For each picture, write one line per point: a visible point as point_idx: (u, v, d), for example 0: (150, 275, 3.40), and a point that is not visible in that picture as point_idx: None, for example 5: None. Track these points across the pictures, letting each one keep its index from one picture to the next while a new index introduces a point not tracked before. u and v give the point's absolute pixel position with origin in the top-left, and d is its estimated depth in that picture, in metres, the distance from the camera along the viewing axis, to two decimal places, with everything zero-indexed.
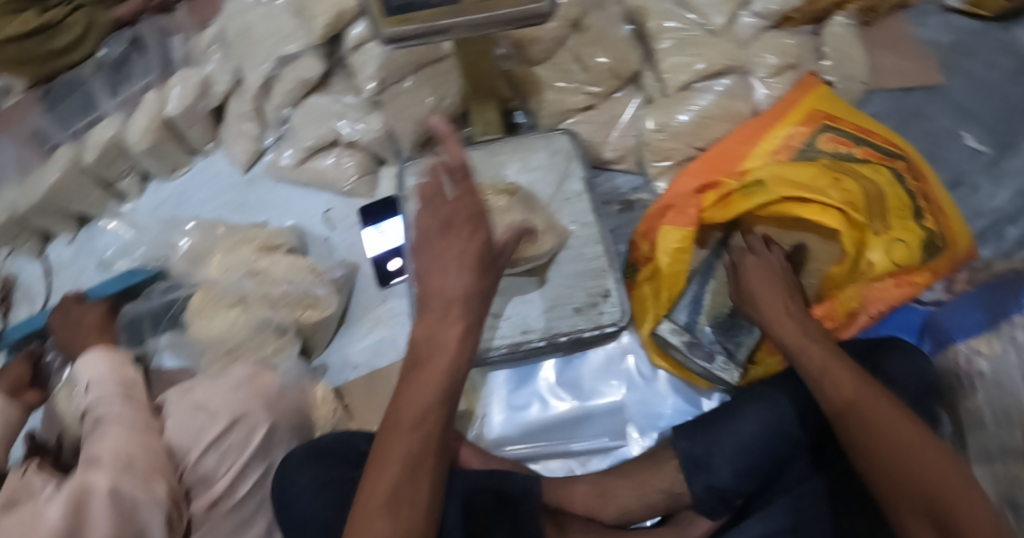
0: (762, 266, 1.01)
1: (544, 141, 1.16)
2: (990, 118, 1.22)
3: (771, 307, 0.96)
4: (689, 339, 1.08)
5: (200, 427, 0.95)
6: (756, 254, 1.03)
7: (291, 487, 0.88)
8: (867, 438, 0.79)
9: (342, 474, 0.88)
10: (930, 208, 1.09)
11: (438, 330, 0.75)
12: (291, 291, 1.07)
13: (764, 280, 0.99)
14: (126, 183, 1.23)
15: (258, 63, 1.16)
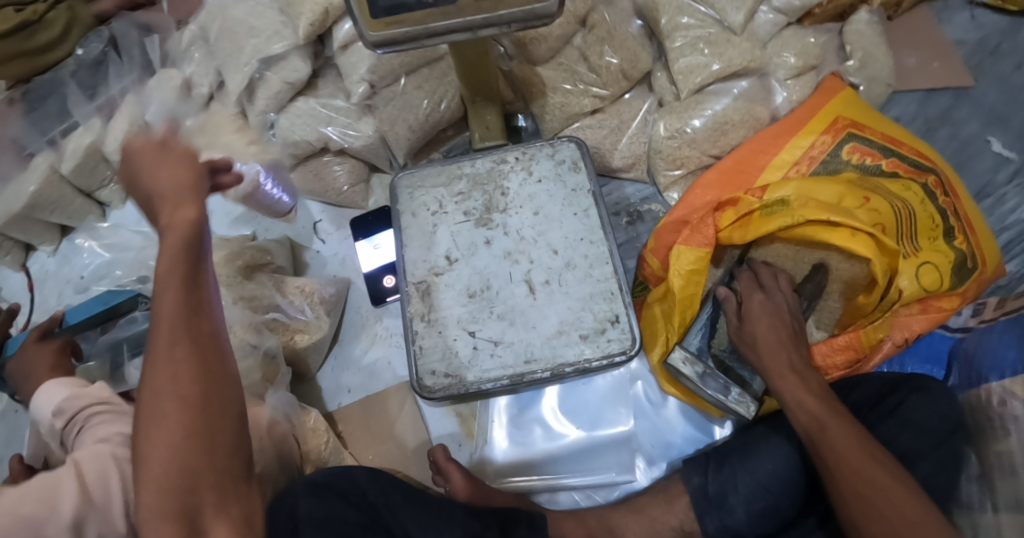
0: (765, 307, 0.96)
1: (549, 150, 1.07)
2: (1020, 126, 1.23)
3: (771, 351, 0.94)
4: (703, 369, 0.98)
5: None
6: (761, 292, 0.98)
7: None
8: (864, 507, 0.79)
9: (339, 511, 0.82)
10: (961, 226, 1.03)
11: (165, 275, 0.72)
12: (280, 319, 1.03)
13: (766, 321, 0.96)
14: (107, 192, 1.16)
15: (241, 64, 1.08)
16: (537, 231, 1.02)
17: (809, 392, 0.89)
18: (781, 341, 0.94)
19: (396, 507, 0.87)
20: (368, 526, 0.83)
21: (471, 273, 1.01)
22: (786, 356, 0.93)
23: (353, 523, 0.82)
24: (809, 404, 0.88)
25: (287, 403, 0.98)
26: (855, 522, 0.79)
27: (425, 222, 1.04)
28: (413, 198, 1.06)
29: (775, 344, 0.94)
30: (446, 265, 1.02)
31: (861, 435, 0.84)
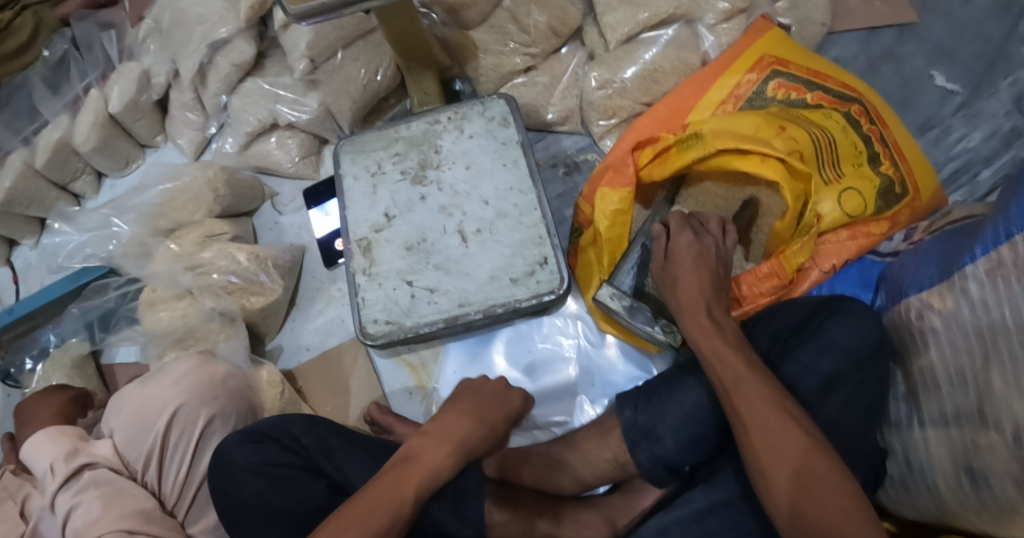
0: (692, 252, 0.95)
1: (480, 108, 1.12)
2: (967, 59, 1.20)
3: (690, 301, 0.92)
4: (630, 303, 1.00)
5: (143, 439, 0.94)
6: (691, 235, 0.96)
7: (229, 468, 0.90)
8: (773, 459, 0.78)
9: (276, 458, 0.90)
10: (886, 152, 1.04)
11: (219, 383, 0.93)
12: (234, 281, 1.07)
13: (690, 269, 0.94)
14: (81, 184, 1.28)
15: (190, 51, 1.15)
16: (470, 185, 1.08)
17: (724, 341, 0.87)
18: (702, 291, 0.92)
19: (332, 450, 0.92)
20: (305, 468, 0.90)
21: (408, 228, 1.07)
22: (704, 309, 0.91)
23: (289, 466, 0.89)
24: (723, 354, 0.86)
25: (243, 358, 1.05)
26: (764, 471, 0.78)
27: (365, 184, 1.10)
28: (355, 162, 1.11)
29: (695, 296, 0.92)
30: (385, 222, 1.08)
31: (772, 386, 0.82)
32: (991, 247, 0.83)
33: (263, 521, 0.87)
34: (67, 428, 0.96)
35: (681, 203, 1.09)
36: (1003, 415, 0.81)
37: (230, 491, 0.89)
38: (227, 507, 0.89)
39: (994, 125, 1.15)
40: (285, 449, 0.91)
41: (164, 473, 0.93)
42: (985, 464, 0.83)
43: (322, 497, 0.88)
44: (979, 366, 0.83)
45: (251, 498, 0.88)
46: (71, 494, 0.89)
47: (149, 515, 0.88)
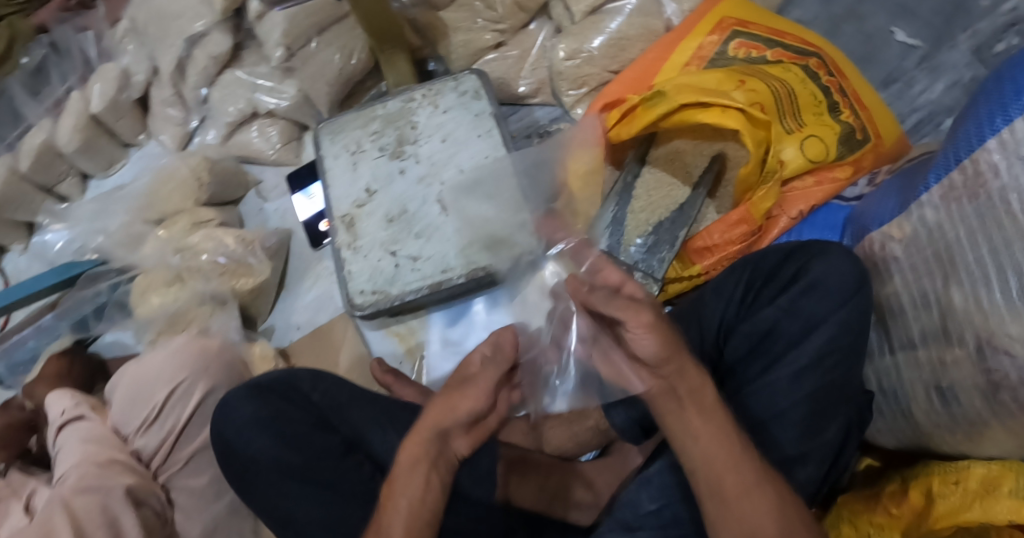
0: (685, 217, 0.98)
1: (453, 84, 1.16)
2: (927, 14, 1.24)
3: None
4: (608, 261, 1.09)
5: (137, 401, 0.97)
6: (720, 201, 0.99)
7: (238, 419, 0.92)
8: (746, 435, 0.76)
9: (285, 411, 0.93)
10: (846, 101, 1.08)
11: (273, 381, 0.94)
12: (223, 262, 1.09)
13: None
14: (67, 185, 1.29)
15: (168, 46, 1.19)
16: (447, 155, 1.12)
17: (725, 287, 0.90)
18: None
19: (344, 407, 0.95)
20: (317, 424, 0.93)
21: (389, 201, 1.11)
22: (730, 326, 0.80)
23: (299, 421, 0.92)
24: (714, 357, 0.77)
25: (236, 332, 1.08)
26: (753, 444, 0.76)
27: (346, 161, 1.14)
28: (335, 142, 1.16)
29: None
30: (367, 197, 1.12)
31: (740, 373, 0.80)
32: (943, 174, 0.87)
33: (276, 477, 0.90)
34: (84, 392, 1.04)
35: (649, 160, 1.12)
36: (966, 329, 0.85)
37: (239, 449, 0.92)
38: (235, 460, 0.92)
39: (956, 76, 1.20)
40: (296, 406, 0.93)
41: (153, 435, 0.96)
42: (952, 379, 0.88)
43: (337, 452, 0.91)
44: (940, 286, 0.87)
45: (265, 455, 0.90)
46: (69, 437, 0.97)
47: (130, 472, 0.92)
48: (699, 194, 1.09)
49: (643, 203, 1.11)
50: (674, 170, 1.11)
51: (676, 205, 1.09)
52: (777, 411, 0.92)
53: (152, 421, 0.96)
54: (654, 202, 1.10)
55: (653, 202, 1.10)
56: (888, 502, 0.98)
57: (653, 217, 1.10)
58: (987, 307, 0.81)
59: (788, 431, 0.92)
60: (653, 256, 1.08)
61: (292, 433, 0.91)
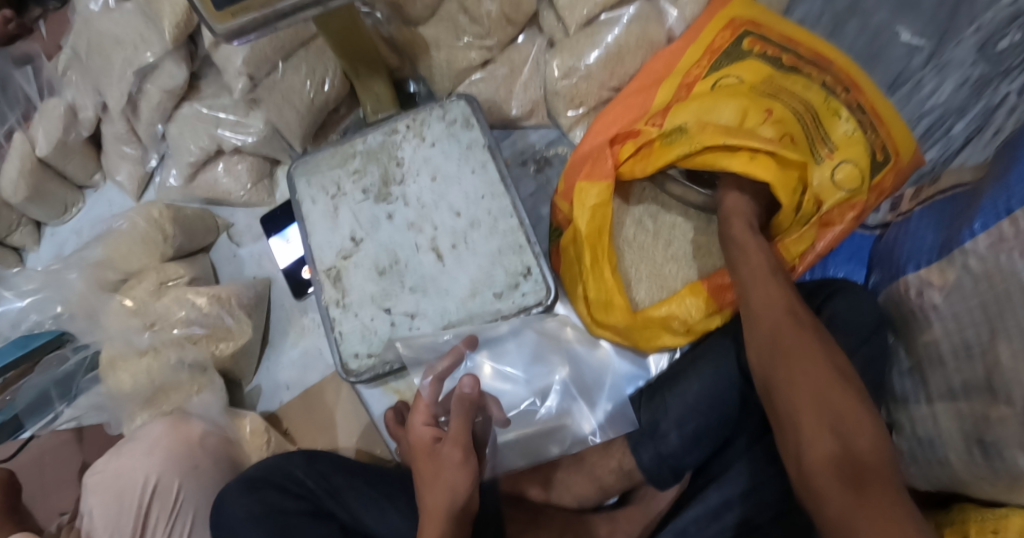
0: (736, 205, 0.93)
1: (439, 111, 1.05)
2: (931, 7, 1.15)
3: (770, 302, 0.82)
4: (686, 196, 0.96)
5: (119, 514, 0.89)
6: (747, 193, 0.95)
7: (228, 521, 0.84)
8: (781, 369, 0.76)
9: (279, 504, 0.85)
10: (864, 120, 0.99)
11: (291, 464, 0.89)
12: (198, 331, 1.00)
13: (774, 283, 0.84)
14: (20, 236, 1.19)
15: (116, 80, 1.05)
16: (436, 197, 1.02)
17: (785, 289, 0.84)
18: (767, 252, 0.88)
19: (338, 490, 0.89)
20: (313, 514, 0.87)
21: (378, 250, 1.01)
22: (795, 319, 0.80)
23: (294, 512, 0.85)
24: (797, 350, 0.76)
25: (218, 412, 1.01)
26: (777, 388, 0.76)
27: (325, 206, 1.03)
28: (311, 184, 1.04)
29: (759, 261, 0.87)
30: (353, 246, 1.02)
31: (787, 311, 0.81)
32: (991, 222, 0.80)
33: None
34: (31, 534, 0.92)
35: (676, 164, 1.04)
36: (1014, 387, 0.80)
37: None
38: None
39: (962, 75, 1.12)
40: (289, 496, 0.86)
41: None
42: (996, 435, 0.83)
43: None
44: (986, 338, 0.82)
45: None
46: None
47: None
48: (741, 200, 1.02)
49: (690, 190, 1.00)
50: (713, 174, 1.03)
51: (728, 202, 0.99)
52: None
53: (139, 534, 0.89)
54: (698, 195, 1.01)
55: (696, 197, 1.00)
56: None
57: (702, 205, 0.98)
58: None
59: None
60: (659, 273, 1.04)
61: (287, 523, 0.84)
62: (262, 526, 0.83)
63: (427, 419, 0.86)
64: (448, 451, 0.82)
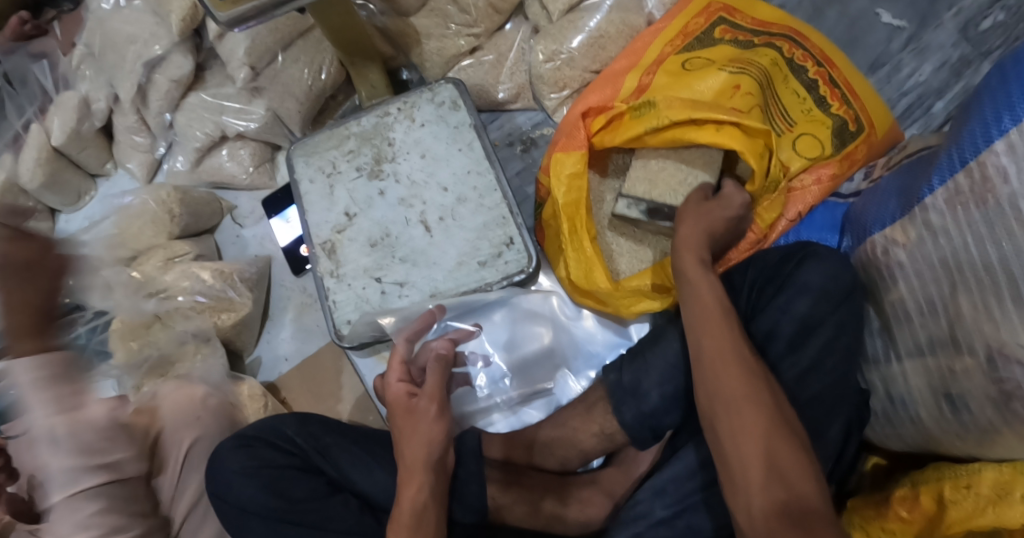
0: (693, 206, 0.94)
1: (428, 94, 1.10)
2: None
3: (706, 316, 0.81)
4: (647, 208, 1.03)
5: None
6: (703, 196, 0.96)
7: (222, 476, 0.89)
8: (711, 380, 0.78)
9: (271, 459, 0.89)
10: (835, 92, 1.05)
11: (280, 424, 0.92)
12: (202, 300, 1.08)
13: (711, 290, 0.83)
14: (35, 222, 1.25)
15: (127, 72, 1.12)
16: (425, 173, 1.08)
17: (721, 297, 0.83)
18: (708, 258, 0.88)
19: (327, 448, 0.92)
20: (302, 469, 0.90)
21: (370, 225, 1.06)
22: (731, 331, 0.80)
23: (285, 467, 0.89)
24: (729, 370, 0.77)
25: (220, 374, 1.07)
26: (714, 401, 0.77)
27: (322, 186, 1.09)
28: (309, 165, 1.10)
29: (695, 268, 0.86)
30: (347, 221, 1.07)
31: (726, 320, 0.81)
32: (948, 177, 0.85)
33: (264, 524, 0.87)
34: None
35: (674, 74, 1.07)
36: (975, 337, 0.82)
37: (229, 498, 0.88)
38: (226, 513, 0.88)
39: (943, 56, 1.15)
40: (280, 452, 0.90)
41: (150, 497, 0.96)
42: (962, 388, 0.85)
43: (323, 493, 0.89)
44: (947, 293, 0.85)
45: (249, 503, 0.87)
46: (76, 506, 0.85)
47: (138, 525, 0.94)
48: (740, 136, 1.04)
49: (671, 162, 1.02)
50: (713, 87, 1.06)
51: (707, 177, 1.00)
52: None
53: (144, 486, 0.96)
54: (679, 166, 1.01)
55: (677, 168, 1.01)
56: (898, 507, 0.94)
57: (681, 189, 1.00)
58: (998, 316, 0.79)
59: None
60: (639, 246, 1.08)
61: (278, 476, 0.88)
62: (256, 478, 0.88)
63: (401, 375, 0.89)
64: (423, 406, 0.86)
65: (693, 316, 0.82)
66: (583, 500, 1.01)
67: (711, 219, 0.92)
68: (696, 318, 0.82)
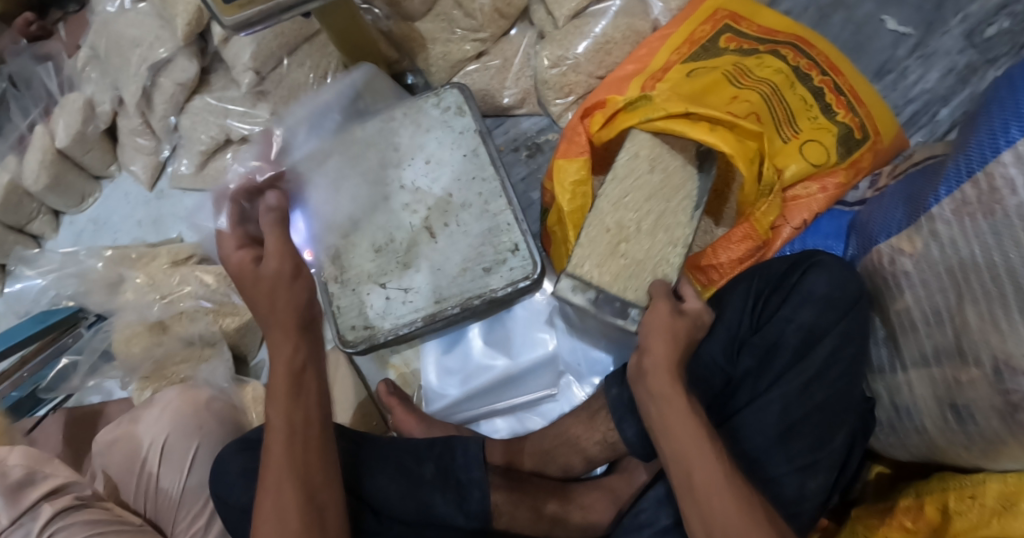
0: (663, 321, 0.87)
1: (433, 100, 1.10)
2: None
3: (691, 444, 0.77)
4: (594, 295, 0.95)
5: (137, 462, 0.97)
6: (673, 309, 0.89)
7: (224, 480, 0.89)
8: (706, 516, 0.75)
9: None
10: (842, 100, 1.04)
11: None
12: (205, 305, 1.08)
13: (690, 418, 0.79)
14: (39, 224, 1.25)
15: (132, 75, 1.12)
16: (430, 179, 1.07)
17: (700, 424, 0.79)
18: (681, 377, 0.82)
19: None
20: None
21: (375, 231, 1.06)
22: (720, 466, 0.76)
23: None
24: (724, 501, 0.74)
25: (224, 378, 1.07)
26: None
27: None
28: None
29: (671, 389, 0.81)
30: (352, 225, 1.07)
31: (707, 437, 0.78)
32: (955, 187, 0.84)
33: (265, 529, 0.86)
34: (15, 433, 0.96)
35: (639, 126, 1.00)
36: (981, 348, 0.82)
37: (230, 502, 0.88)
38: (228, 516, 0.89)
39: (949, 63, 1.15)
40: None
41: (158, 489, 0.96)
42: (967, 399, 0.85)
43: None
44: (953, 303, 0.85)
45: (252, 506, 0.87)
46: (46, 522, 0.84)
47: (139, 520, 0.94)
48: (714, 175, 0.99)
49: (634, 250, 0.96)
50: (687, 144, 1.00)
51: (668, 276, 0.95)
52: (789, 424, 0.89)
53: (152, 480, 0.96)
54: (641, 260, 0.95)
55: (641, 262, 0.95)
56: (902, 517, 0.94)
57: (636, 288, 0.94)
58: (1005, 327, 0.79)
59: (797, 447, 0.89)
60: None
61: None
62: (259, 482, 0.88)
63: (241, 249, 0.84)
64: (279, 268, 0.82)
65: (670, 443, 0.79)
66: (586, 508, 1.00)
67: (678, 341, 0.85)
68: (674, 444, 0.78)
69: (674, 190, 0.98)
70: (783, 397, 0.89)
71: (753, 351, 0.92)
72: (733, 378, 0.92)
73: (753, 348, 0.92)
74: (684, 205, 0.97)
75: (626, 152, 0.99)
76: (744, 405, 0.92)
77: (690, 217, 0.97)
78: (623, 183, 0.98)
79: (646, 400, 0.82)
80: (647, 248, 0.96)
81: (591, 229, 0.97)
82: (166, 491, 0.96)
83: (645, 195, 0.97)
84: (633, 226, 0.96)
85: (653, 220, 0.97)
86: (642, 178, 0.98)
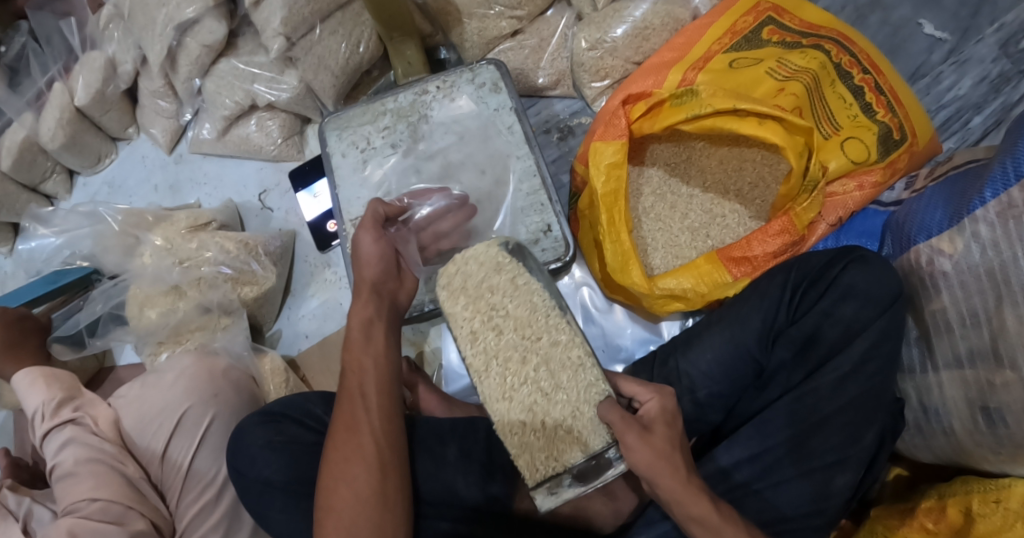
0: (650, 458, 0.76)
1: (468, 75, 1.08)
2: (954, 4, 1.17)
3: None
4: (572, 477, 0.79)
5: (153, 426, 0.95)
6: (640, 430, 0.77)
7: (245, 451, 0.88)
8: None
9: (301, 437, 0.89)
10: (881, 99, 1.02)
11: (309, 405, 0.92)
12: (225, 272, 1.05)
13: (734, 531, 0.78)
14: (53, 184, 1.23)
15: (157, 35, 1.08)
16: (462, 154, 1.06)
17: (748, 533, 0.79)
18: (701, 488, 0.78)
19: None
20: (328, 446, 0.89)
21: None
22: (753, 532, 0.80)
23: (309, 444, 0.88)
24: None
25: (243, 347, 1.05)
26: None
27: (356, 160, 1.06)
28: (342, 139, 1.07)
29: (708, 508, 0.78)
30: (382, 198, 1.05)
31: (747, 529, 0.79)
32: (1001, 189, 0.84)
33: (288, 500, 0.86)
34: (57, 371, 0.99)
35: (449, 310, 0.83)
36: (1018, 352, 0.82)
37: (251, 471, 0.87)
38: (248, 487, 0.88)
39: (983, 71, 1.14)
40: (308, 429, 0.90)
41: (166, 459, 0.93)
42: (1000, 402, 0.85)
43: None
44: (992, 305, 0.84)
45: (274, 477, 0.86)
46: (57, 442, 0.93)
47: (143, 489, 0.91)
48: (542, 272, 0.85)
49: (558, 413, 0.80)
50: (497, 272, 0.84)
51: (606, 394, 0.79)
52: (816, 418, 0.89)
53: (168, 449, 0.94)
54: (572, 415, 0.79)
55: (573, 416, 0.79)
56: (924, 518, 0.94)
57: (594, 439, 0.79)
58: None
59: (827, 441, 0.89)
60: (673, 249, 1.08)
61: (305, 453, 0.87)
62: (287, 450, 0.87)
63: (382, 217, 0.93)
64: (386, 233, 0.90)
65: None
66: (604, 494, 0.96)
67: (673, 457, 0.77)
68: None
69: (530, 327, 0.82)
70: (810, 389, 0.90)
71: (788, 347, 0.93)
72: (759, 367, 0.96)
73: (787, 344, 0.93)
74: (552, 328, 0.81)
75: (464, 346, 0.83)
76: (771, 399, 0.93)
77: (572, 335, 0.81)
78: (492, 375, 0.81)
79: (686, 524, 0.78)
80: (566, 401, 0.80)
81: (509, 437, 0.80)
82: (178, 458, 0.94)
83: (516, 364, 0.81)
84: (536, 400, 0.80)
85: (546, 374, 0.80)
86: (502, 349, 0.81)
